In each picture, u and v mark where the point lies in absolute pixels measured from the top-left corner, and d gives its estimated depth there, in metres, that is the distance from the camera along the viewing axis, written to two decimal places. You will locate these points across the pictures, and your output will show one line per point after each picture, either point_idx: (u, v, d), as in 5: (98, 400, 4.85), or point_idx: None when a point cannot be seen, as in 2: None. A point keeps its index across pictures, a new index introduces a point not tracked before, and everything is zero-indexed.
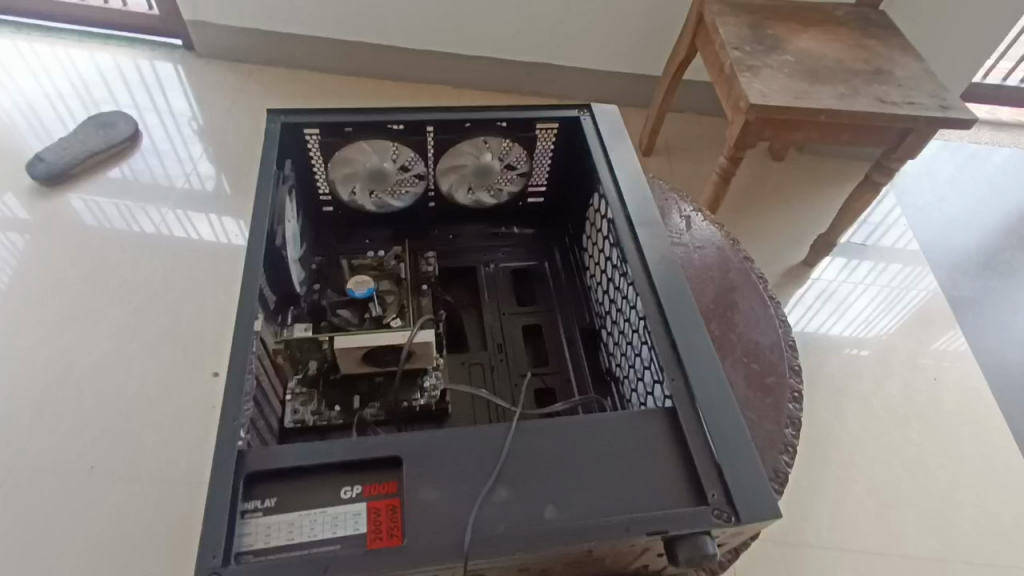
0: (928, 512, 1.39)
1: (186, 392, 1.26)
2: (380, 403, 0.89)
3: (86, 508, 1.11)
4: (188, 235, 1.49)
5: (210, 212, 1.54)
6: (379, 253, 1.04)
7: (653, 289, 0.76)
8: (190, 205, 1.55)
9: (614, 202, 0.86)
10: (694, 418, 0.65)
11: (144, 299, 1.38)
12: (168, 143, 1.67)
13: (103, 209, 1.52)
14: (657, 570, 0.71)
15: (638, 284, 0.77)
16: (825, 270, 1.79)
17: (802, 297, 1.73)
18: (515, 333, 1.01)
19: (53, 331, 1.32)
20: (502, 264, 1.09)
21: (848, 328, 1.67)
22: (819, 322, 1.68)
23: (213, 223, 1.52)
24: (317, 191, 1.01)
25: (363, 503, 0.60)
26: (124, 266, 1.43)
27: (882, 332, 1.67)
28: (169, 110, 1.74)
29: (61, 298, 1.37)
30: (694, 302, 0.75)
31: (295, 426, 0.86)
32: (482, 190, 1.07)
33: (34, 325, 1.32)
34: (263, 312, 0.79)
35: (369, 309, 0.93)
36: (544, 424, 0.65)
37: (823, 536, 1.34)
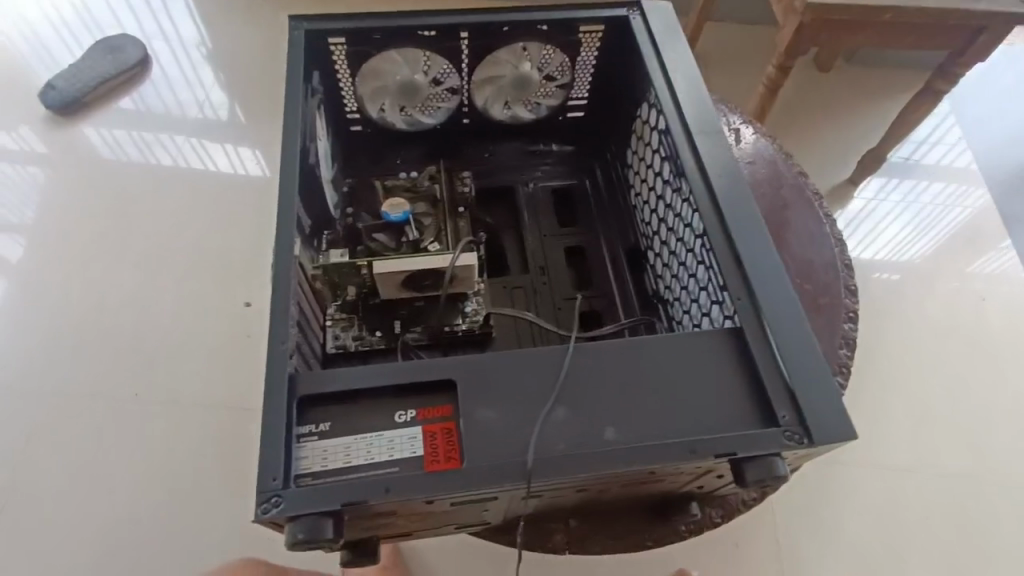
0: (969, 432, 1.37)
1: (221, 322, 1.25)
2: (422, 327, 0.87)
3: (137, 433, 1.14)
4: (206, 167, 1.44)
5: (226, 142, 1.48)
6: (411, 174, 0.99)
7: (714, 203, 0.70)
8: (205, 134, 1.49)
9: (669, 107, 0.79)
10: (762, 338, 0.61)
11: (170, 231, 1.36)
12: (178, 68, 1.59)
13: (120, 140, 1.47)
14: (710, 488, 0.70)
15: (698, 197, 0.71)
16: (868, 188, 1.69)
17: (844, 217, 1.65)
18: (556, 255, 0.97)
19: (85, 265, 1.31)
20: (541, 183, 1.04)
21: (890, 249, 1.60)
22: (861, 243, 1.61)
23: (230, 154, 1.46)
24: (345, 107, 0.95)
25: (418, 426, 0.58)
26: (148, 197, 1.40)
27: (923, 252, 1.60)
28: (176, 33, 1.65)
29: (88, 231, 1.35)
30: (759, 215, 0.69)
31: (337, 351, 0.85)
32: (519, 103, 0.99)
33: (63, 259, 1.31)
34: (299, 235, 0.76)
35: (406, 232, 0.89)
36: (604, 346, 0.61)
37: (862, 457, 1.33)
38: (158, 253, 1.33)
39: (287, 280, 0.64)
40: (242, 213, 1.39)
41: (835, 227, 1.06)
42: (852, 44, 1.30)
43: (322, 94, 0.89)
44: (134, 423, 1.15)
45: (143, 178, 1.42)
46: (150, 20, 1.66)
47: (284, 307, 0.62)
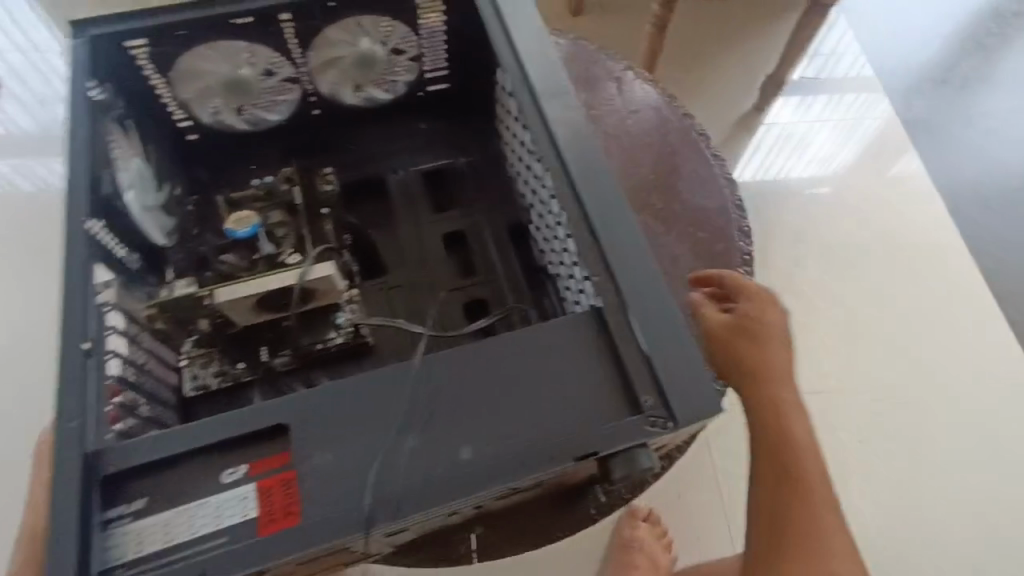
0: (885, 340, 1.42)
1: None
2: (292, 350, 0.79)
3: None
4: None
5: None
6: (264, 180, 0.89)
7: (566, 172, 0.64)
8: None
9: (512, 70, 0.71)
10: (621, 317, 0.56)
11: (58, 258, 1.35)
12: (46, 87, 1.55)
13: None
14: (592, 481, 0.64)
15: (548, 167, 0.65)
16: (780, 110, 1.67)
17: (759, 143, 1.63)
18: (435, 244, 0.90)
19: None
20: (413, 167, 0.96)
21: (805, 170, 1.60)
22: (777, 167, 1.60)
23: None
24: (169, 116, 0.83)
25: (251, 484, 0.52)
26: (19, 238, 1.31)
27: (838, 169, 1.60)
28: (35, 48, 1.59)
29: None
30: (613, 179, 0.64)
31: (198, 392, 0.77)
32: (371, 84, 0.90)
33: None
34: (112, 280, 0.67)
35: (258, 248, 0.80)
36: (454, 352, 0.56)
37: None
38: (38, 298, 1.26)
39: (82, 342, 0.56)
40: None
41: (727, 168, 1.02)
42: None
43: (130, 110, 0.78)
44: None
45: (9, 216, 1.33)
46: (10, 51, 1.58)
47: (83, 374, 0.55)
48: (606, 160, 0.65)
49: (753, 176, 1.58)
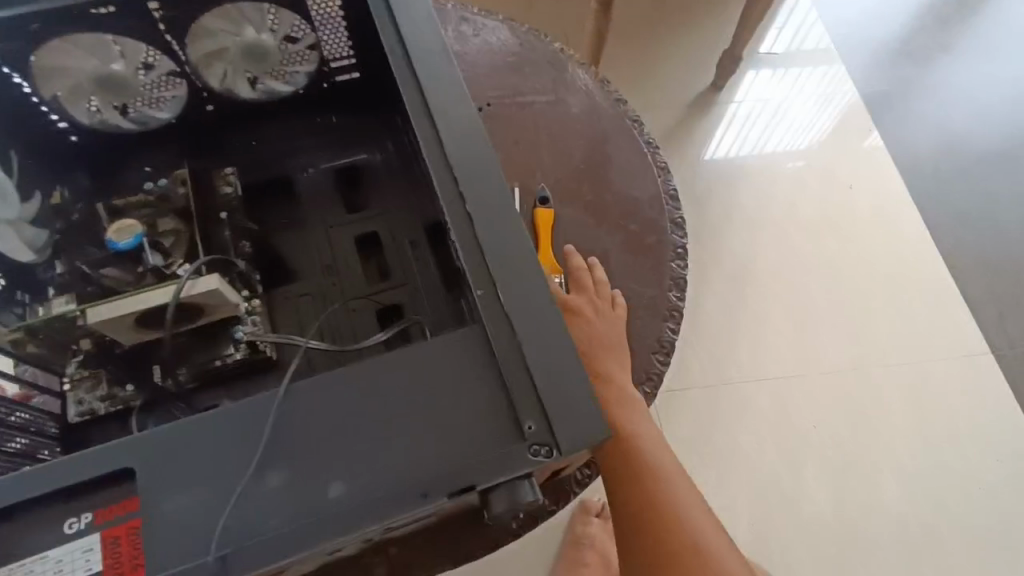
0: (841, 322, 1.39)
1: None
2: (188, 368, 0.74)
3: None
4: None
5: None
6: (158, 183, 0.82)
7: (450, 172, 0.58)
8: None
9: (395, 55, 0.64)
10: (506, 333, 0.51)
11: None
12: None
13: None
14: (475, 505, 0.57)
15: (431, 167, 0.59)
16: (756, 81, 1.64)
17: (736, 113, 1.59)
18: (346, 247, 0.85)
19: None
20: (324, 165, 0.90)
21: (781, 141, 1.57)
22: (754, 138, 1.57)
23: None
24: (41, 118, 0.75)
25: (96, 533, 0.46)
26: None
27: (815, 140, 1.58)
28: None
29: None
30: (502, 179, 0.58)
31: (84, 419, 0.71)
32: (268, 76, 0.84)
33: None
34: None
35: (143, 260, 0.74)
36: (322, 376, 0.50)
37: (734, 373, 1.34)
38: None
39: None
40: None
41: (661, 156, 0.96)
42: None
43: None
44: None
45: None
46: None
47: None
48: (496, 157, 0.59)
49: (707, 157, 1.54)
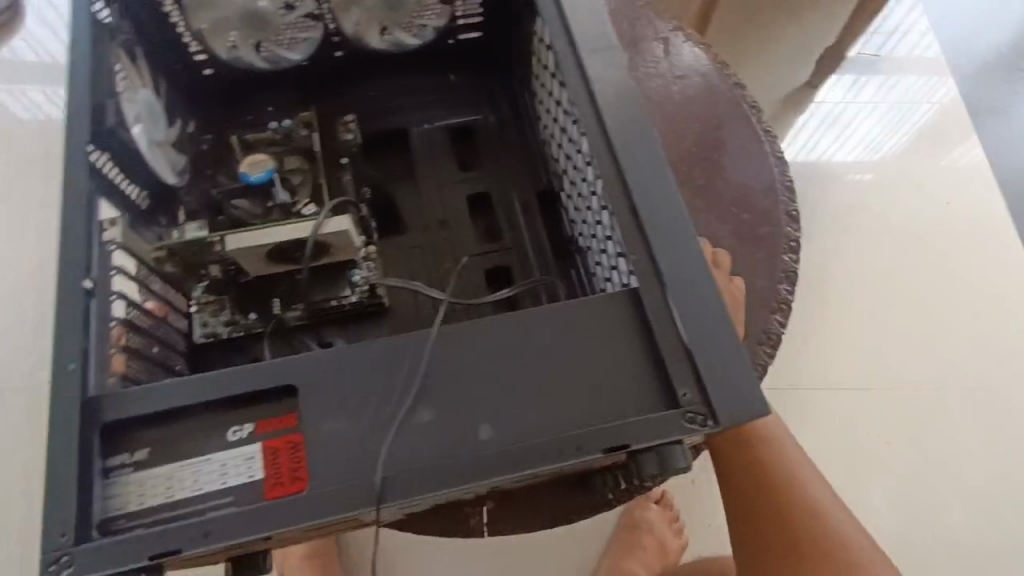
0: (923, 338, 1.36)
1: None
2: (305, 304, 0.76)
3: None
4: None
5: None
6: (282, 123, 0.84)
7: (605, 135, 0.57)
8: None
9: (548, 13, 0.63)
10: (661, 300, 0.51)
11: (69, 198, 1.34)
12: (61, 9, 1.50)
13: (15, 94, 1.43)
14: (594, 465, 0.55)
15: (585, 129, 0.58)
16: (828, 94, 1.61)
17: (805, 124, 1.56)
18: (459, 205, 0.85)
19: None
20: (439, 122, 0.91)
21: (852, 153, 1.52)
22: (823, 149, 1.53)
23: None
24: (185, 48, 0.78)
25: (257, 443, 0.49)
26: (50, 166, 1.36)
27: (888, 154, 1.52)
28: None
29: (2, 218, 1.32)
30: (659, 147, 0.57)
31: (208, 340, 0.74)
32: (399, 28, 0.83)
33: None
34: (117, 217, 0.62)
35: (272, 195, 0.76)
36: (476, 323, 0.51)
37: (806, 377, 1.33)
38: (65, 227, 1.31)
39: (76, 295, 0.52)
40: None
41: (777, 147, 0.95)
42: None
43: (139, 38, 0.73)
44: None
45: (32, 139, 1.37)
46: None
47: (77, 325, 0.51)
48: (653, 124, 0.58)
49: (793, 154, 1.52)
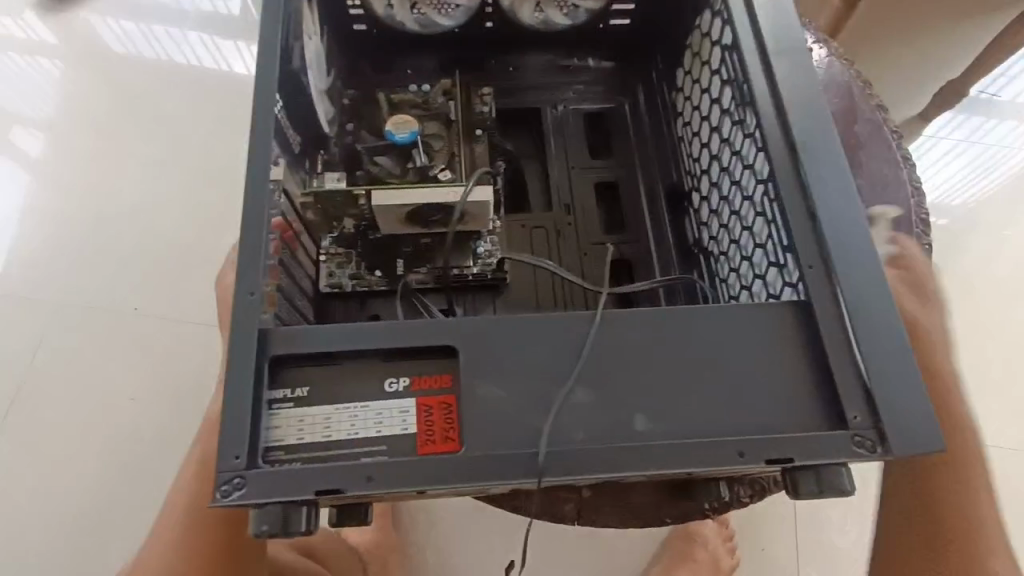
0: (1014, 398, 1.30)
1: (230, 229, 1.27)
2: (429, 268, 0.77)
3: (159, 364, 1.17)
4: (220, 68, 1.43)
5: (235, 39, 1.47)
6: (422, 87, 0.85)
7: (787, 139, 0.57)
8: (216, 31, 1.47)
9: (738, 10, 0.64)
10: (832, 314, 0.50)
11: (170, 138, 1.35)
12: None
13: (128, 32, 1.46)
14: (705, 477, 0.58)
15: (767, 129, 0.58)
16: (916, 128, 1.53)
17: None
18: (587, 191, 0.85)
19: (112, 166, 1.32)
20: (573, 106, 0.91)
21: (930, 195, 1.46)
22: None
23: (246, 59, 1.45)
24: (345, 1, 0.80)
25: (412, 399, 0.49)
26: (172, 103, 1.38)
27: (968, 200, 1.46)
28: None
29: (103, 149, 1.33)
30: (843, 158, 0.56)
31: (332, 291, 0.76)
32: (553, 5, 0.84)
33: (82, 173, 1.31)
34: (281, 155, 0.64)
35: (412, 157, 0.76)
36: (644, 310, 0.51)
37: None
38: (179, 159, 1.33)
39: (259, 226, 0.51)
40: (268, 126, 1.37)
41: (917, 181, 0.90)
42: None
43: None
44: (171, 328, 1.19)
45: (156, 77, 1.41)
46: None
47: (257, 254, 0.50)
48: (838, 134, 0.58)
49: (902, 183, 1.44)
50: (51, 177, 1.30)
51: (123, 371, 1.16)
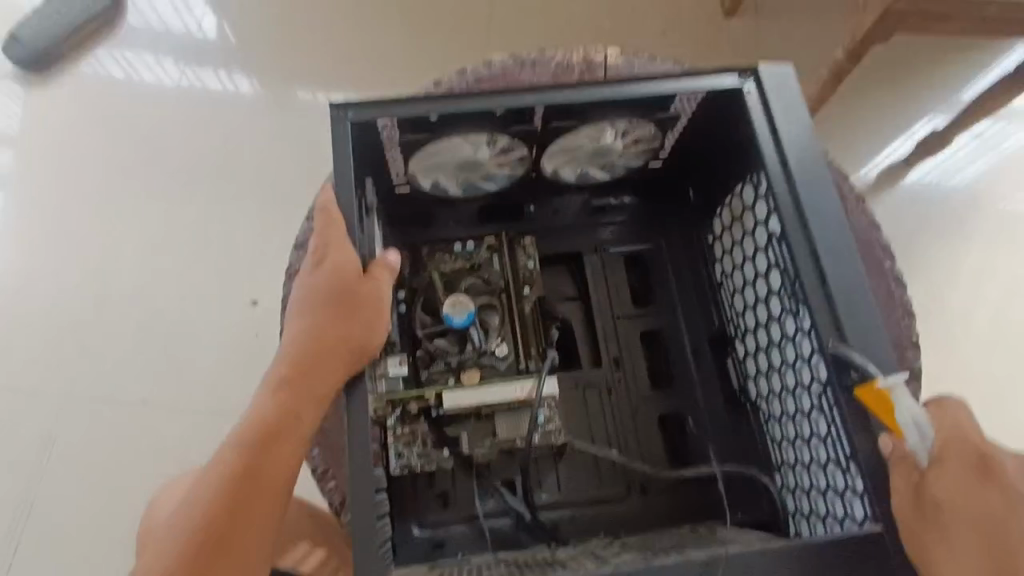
0: None
1: (225, 318, 1.24)
2: (491, 443, 0.79)
3: (172, 463, 1.16)
4: (201, 92, 1.38)
5: (216, 64, 1.40)
6: (467, 245, 0.88)
7: (845, 348, 0.62)
8: (194, 59, 1.41)
9: (790, 223, 0.67)
10: (900, 554, 0.57)
11: (169, 178, 1.33)
12: None
13: (126, 59, 1.41)
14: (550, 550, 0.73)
15: (824, 335, 0.63)
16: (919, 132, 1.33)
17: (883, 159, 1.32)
18: (632, 341, 0.88)
19: (109, 234, 1.29)
20: (611, 248, 0.92)
21: (931, 185, 1.30)
22: (902, 180, 1.30)
23: (221, 79, 1.39)
24: (390, 178, 0.79)
25: None
26: (166, 154, 1.35)
27: (967, 182, 1.30)
28: None
29: (112, 209, 1.31)
30: (894, 362, 0.62)
31: (403, 472, 0.77)
32: (593, 167, 0.83)
33: (63, 249, 1.28)
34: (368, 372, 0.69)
35: (469, 338, 0.81)
36: (746, 554, 0.56)
37: None
38: (182, 224, 1.30)
39: (367, 519, 0.56)
40: (267, 181, 1.33)
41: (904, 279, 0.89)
42: (945, 31, 1.06)
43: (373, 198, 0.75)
44: (181, 425, 1.18)
45: (156, 111, 1.38)
46: None
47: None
48: (888, 337, 0.63)
49: (865, 176, 1.31)
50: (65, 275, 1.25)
51: (140, 467, 1.16)
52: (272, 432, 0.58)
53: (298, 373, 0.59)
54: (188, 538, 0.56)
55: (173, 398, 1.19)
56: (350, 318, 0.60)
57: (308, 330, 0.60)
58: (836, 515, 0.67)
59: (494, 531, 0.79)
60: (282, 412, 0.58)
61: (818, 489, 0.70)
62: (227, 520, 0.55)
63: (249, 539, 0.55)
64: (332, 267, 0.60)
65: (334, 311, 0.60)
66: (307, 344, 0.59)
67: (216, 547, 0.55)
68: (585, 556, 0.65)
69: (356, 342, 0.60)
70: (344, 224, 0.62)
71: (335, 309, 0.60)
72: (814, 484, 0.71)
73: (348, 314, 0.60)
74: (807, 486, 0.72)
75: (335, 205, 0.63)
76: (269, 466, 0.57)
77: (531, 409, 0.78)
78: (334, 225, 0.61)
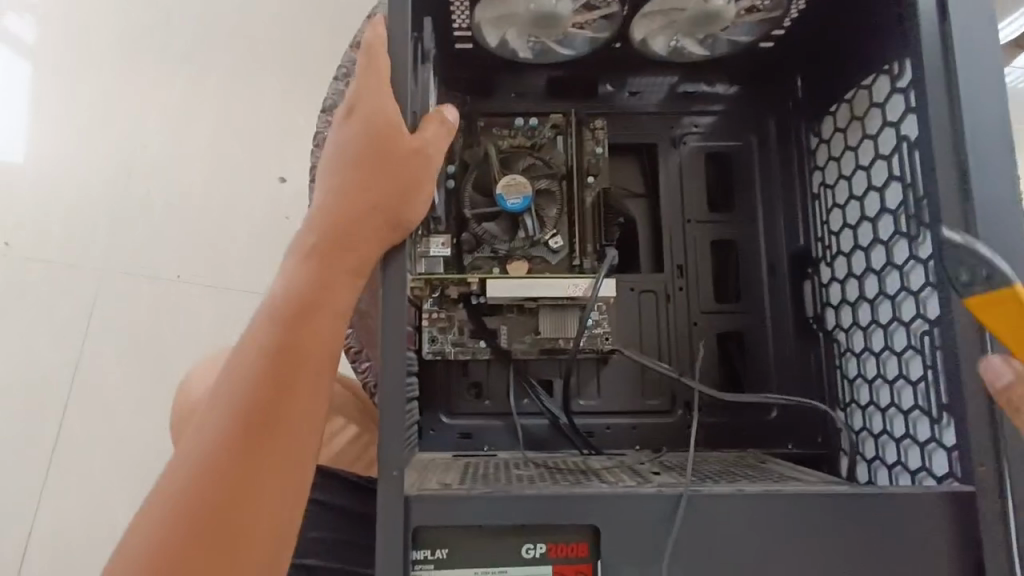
0: None
1: (256, 194, 1.16)
2: (532, 340, 0.73)
3: (208, 340, 1.11)
4: None
5: None
6: (530, 120, 0.77)
7: None
8: None
9: (938, 121, 0.54)
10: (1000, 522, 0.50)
11: (201, 36, 1.22)
12: None
13: None
14: (584, 458, 0.68)
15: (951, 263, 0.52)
16: None
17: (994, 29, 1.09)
18: (702, 250, 0.78)
19: (133, 92, 1.18)
20: (694, 142, 0.80)
21: None
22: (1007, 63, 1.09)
23: None
24: (450, 26, 0.68)
25: (549, 565, 0.50)
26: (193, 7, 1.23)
27: None
28: None
29: (138, 62, 1.20)
30: None
31: (434, 357, 0.73)
32: (691, 38, 0.70)
33: (85, 101, 1.17)
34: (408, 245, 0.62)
35: (522, 225, 0.73)
36: (811, 503, 0.50)
37: None
38: (212, 85, 1.20)
39: (396, 406, 0.51)
40: (306, 45, 1.23)
41: None
42: None
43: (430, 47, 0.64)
44: (214, 302, 1.13)
45: None
46: None
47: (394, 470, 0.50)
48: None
49: None
50: (89, 130, 1.16)
51: (165, 339, 1.11)
52: (310, 298, 0.51)
53: (330, 239, 0.51)
54: (222, 416, 0.48)
55: (207, 272, 1.13)
56: (394, 180, 0.52)
57: (344, 192, 0.52)
58: (908, 465, 0.60)
59: (527, 431, 0.75)
60: (311, 280, 0.51)
61: (891, 434, 0.63)
62: (266, 389, 0.49)
63: (297, 404, 0.49)
64: (375, 117, 0.51)
65: (373, 169, 0.52)
66: (343, 210, 0.51)
67: (253, 425, 0.48)
68: (624, 471, 0.60)
69: (397, 212, 0.52)
70: (392, 72, 0.53)
71: (375, 168, 0.52)
72: (888, 428, 0.63)
73: (392, 178, 0.52)
74: (877, 430, 0.65)
75: (384, 43, 0.53)
76: (296, 345, 0.50)
77: (581, 310, 0.72)
78: (379, 68, 0.51)
